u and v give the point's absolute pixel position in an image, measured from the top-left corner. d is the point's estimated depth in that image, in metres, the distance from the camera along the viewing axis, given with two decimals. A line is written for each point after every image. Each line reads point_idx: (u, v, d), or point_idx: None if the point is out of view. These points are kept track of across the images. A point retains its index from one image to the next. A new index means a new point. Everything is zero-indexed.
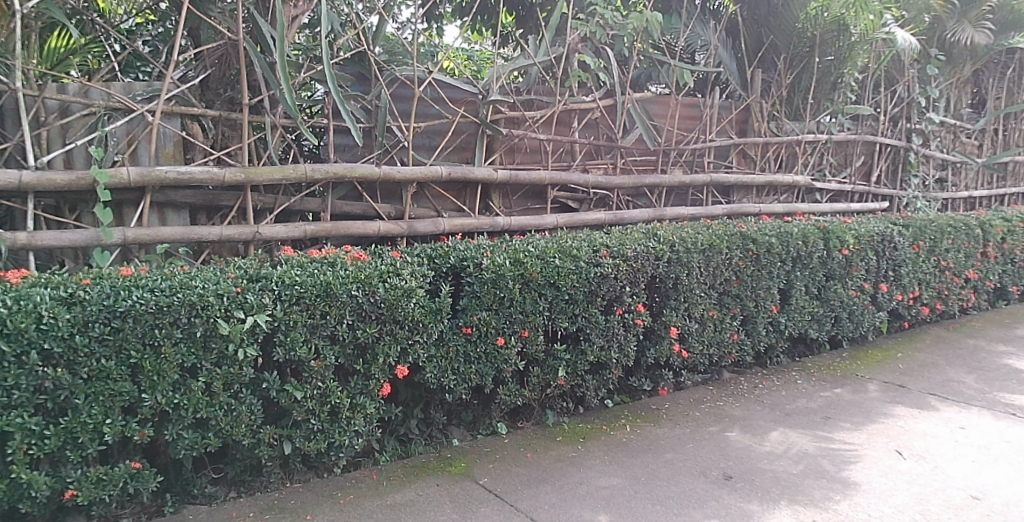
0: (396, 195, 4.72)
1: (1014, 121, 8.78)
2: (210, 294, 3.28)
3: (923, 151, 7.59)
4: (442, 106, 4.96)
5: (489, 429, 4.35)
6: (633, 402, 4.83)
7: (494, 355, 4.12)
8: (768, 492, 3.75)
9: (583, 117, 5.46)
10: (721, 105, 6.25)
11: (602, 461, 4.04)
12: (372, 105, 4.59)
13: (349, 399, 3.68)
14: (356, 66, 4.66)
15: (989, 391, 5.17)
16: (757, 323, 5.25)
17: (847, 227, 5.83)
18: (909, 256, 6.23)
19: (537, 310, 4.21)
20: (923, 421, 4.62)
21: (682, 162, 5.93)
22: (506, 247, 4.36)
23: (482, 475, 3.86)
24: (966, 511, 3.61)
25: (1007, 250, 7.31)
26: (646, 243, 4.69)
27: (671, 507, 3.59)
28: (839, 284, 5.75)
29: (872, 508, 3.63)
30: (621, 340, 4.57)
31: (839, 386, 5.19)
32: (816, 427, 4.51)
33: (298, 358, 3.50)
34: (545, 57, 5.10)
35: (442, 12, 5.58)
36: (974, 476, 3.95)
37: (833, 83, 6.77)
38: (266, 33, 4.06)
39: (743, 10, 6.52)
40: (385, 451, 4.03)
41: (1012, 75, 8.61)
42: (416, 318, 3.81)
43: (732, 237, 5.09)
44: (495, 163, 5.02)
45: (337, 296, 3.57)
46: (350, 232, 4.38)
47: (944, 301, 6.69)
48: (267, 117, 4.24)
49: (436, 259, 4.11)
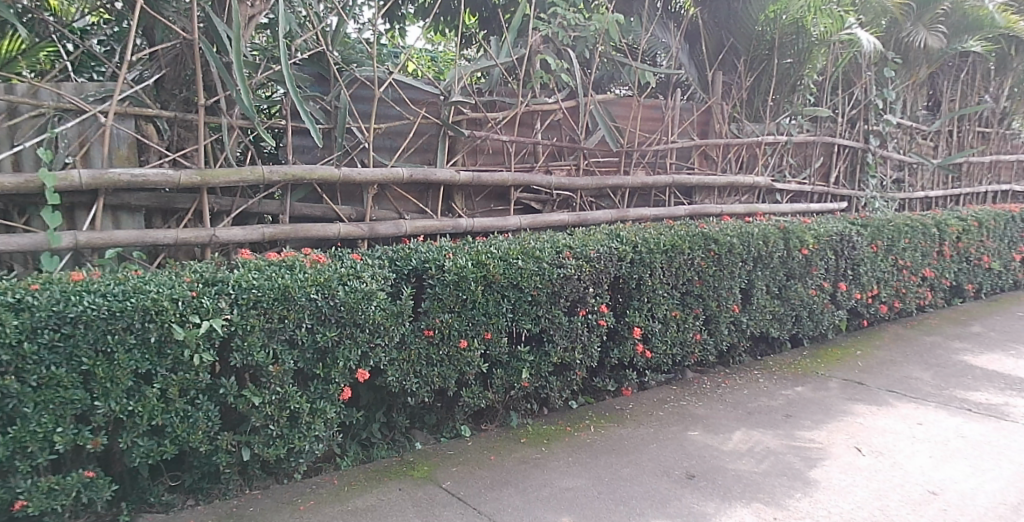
0: (356, 197, 4.67)
1: (968, 122, 8.97)
2: (164, 298, 3.19)
3: (880, 152, 7.72)
4: (403, 107, 4.92)
5: (453, 431, 4.32)
6: (597, 403, 4.84)
7: (456, 358, 4.09)
8: (730, 490, 3.77)
9: (545, 119, 5.46)
10: (683, 107, 6.29)
11: (566, 462, 4.03)
12: (331, 106, 4.56)
13: (309, 404, 3.63)
14: (314, 67, 4.60)
15: (946, 387, 5.27)
16: (719, 322, 5.29)
17: (806, 227, 5.90)
18: (867, 255, 6.32)
19: (501, 312, 4.20)
20: (882, 418, 4.69)
21: (645, 163, 5.95)
22: (469, 248, 4.33)
23: (445, 478, 3.83)
24: (924, 507, 3.66)
25: (962, 249, 7.46)
26: (609, 244, 4.70)
27: (634, 507, 3.60)
28: (799, 283, 5.81)
29: (832, 504, 3.66)
30: (585, 341, 4.57)
31: (801, 384, 5.24)
32: (778, 425, 4.55)
33: (255, 363, 3.43)
34: (507, 58, 5.07)
35: (404, 13, 5.60)
36: (931, 472, 4.02)
37: (793, 86, 6.84)
38: (222, 33, 4.01)
39: (705, 13, 6.53)
40: (347, 455, 3.97)
41: (965, 77, 8.81)
42: (377, 320, 3.76)
43: (694, 237, 5.12)
44: (458, 164, 5.00)
45: (296, 299, 3.51)
46: (310, 234, 4.32)
47: (901, 299, 6.81)
48: (223, 118, 4.16)
49: (397, 261, 4.06)
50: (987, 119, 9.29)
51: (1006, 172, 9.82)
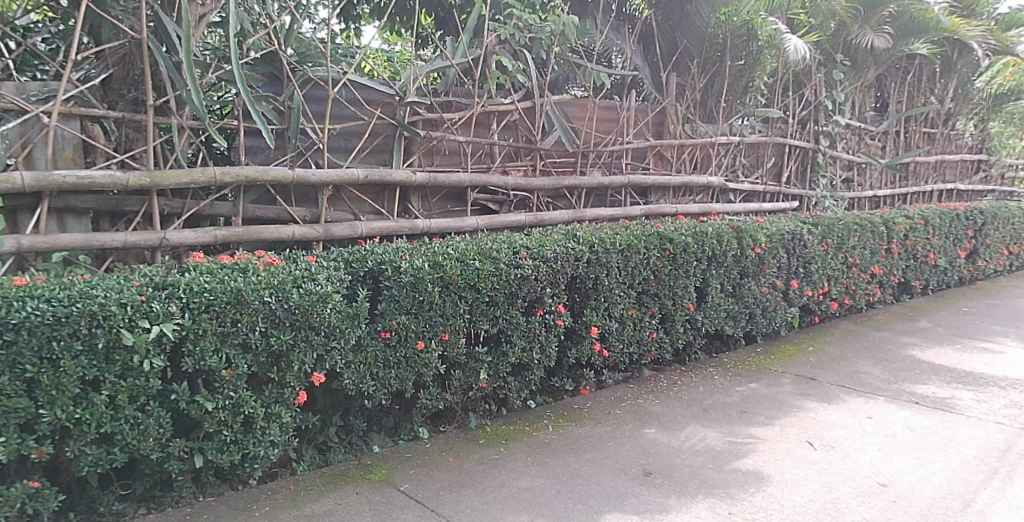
0: (311, 199, 4.62)
1: (914, 123, 9.22)
2: (112, 303, 3.11)
3: (830, 153, 7.88)
4: (358, 108, 4.88)
5: (411, 434, 4.31)
6: (555, 403, 4.85)
7: (413, 360, 4.07)
8: (686, 486, 3.82)
9: (502, 119, 5.46)
10: (638, 108, 6.35)
11: (524, 462, 4.04)
12: (285, 106, 4.50)
13: (263, 408, 3.58)
14: (267, 66, 4.53)
15: (894, 381, 5.40)
16: (675, 321, 5.35)
17: (759, 227, 5.99)
18: (818, 254, 6.45)
19: (458, 313, 4.19)
20: (833, 412, 4.79)
21: (601, 163, 5.99)
22: (425, 249, 4.31)
23: (403, 481, 3.81)
24: (873, 498, 3.75)
25: (909, 247, 7.66)
26: (566, 244, 4.72)
27: (592, 505, 3.61)
28: (752, 282, 5.91)
29: (785, 498, 3.73)
30: (543, 341, 4.59)
31: (754, 381, 5.33)
32: (732, 422, 4.61)
33: (208, 368, 3.37)
34: (463, 59, 5.07)
35: (359, 13, 5.58)
36: (881, 464, 4.12)
37: (745, 87, 6.92)
38: (171, 32, 3.93)
39: (658, 15, 6.65)
40: (303, 460, 3.93)
41: (911, 80, 9.06)
42: (332, 323, 3.72)
43: (649, 237, 5.17)
44: (414, 165, 4.97)
45: (249, 303, 3.45)
46: (264, 236, 4.26)
47: (851, 296, 6.98)
48: (173, 118, 4.07)
49: (353, 263, 4.02)
50: (932, 121, 9.56)
51: (951, 171, 10.11)
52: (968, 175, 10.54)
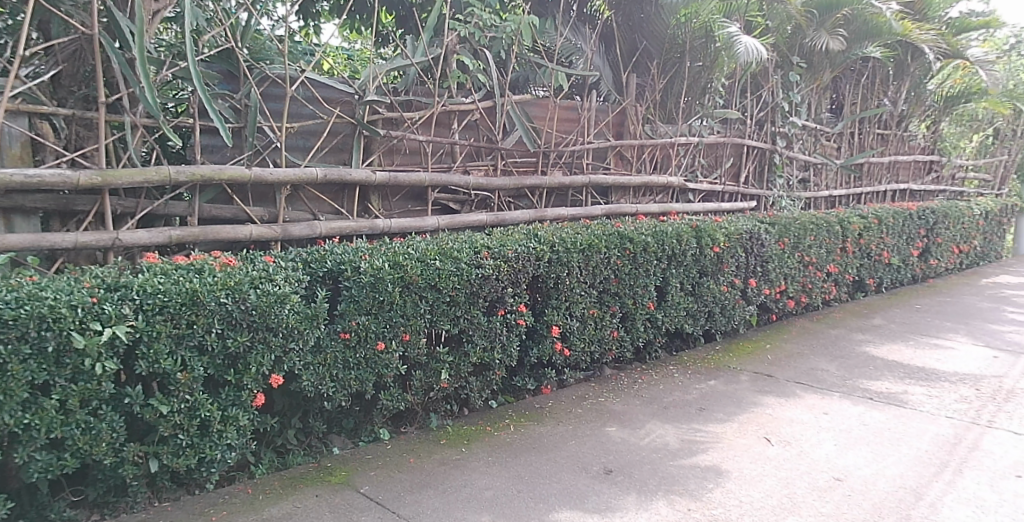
0: (269, 199, 4.56)
1: (868, 125, 9.43)
2: (62, 305, 3.03)
3: (786, 153, 8.02)
4: (316, 106, 4.83)
5: (371, 435, 4.28)
6: (516, 402, 4.86)
7: (373, 361, 4.04)
8: (646, 483, 3.85)
9: (463, 119, 5.44)
10: (598, 108, 6.38)
11: (486, 462, 4.04)
12: (241, 105, 4.44)
13: (221, 411, 3.52)
14: (224, 63, 4.47)
15: (849, 378, 5.52)
16: (635, 319, 5.40)
17: (718, 226, 6.07)
18: (775, 252, 6.56)
19: (419, 313, 4.17)
20: (790, 409, 4.87)
21: (562, 163, 6.01)
22: (386, 249, 4.29)
23: (363, 483, 3.78)
24: (829, 493, 3.82)
25: (864, 246, 7.83)
26: (527, 244, 4.73)
27: (553, 504, 3.63)
28: (711, 280, 5.98)
29: (743, 493, 3.78)
30: (504, 341, 4.60)
31: (713, 378, 5.40)
32: (692, 419, 4.67)
33: (162, 371, 3.30)
34: (423, 57, 5.04)
35: (318, 10, 5.60)
36: (836, 459, 4.20)
37: (704, 88, 7.04)
38: (124, 29, 3.85)
39: (618, 16, 6.69)
40: (261, 463, 3.87)
41: (865, 82, 9.26)
42: (290, 324, 3.67)
43: (610, 237, 5.20)
44: (374, 165, 4.94)
45: (204, 304, 3.40)
46: (220, 236, 4.19)
47: (807, 294, 7.11)
48: (126, 116, 3.99)
49: (312, 263, 3.98)
50: (885, 122, 9.80)
51: (904, 172, 10.34)
52: (921, 175, 10.80)
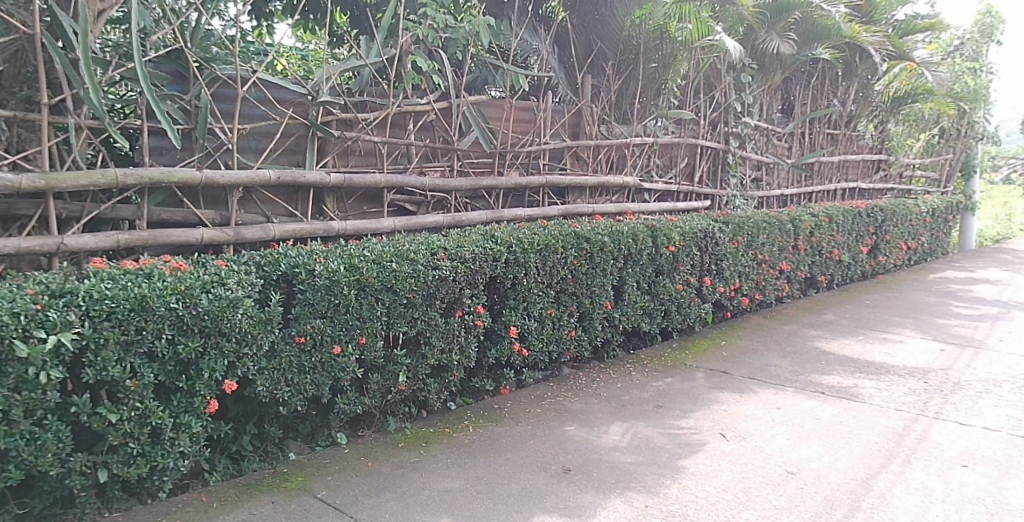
0: (221, 201, 4.49)
1: (818, 125, 9.64)
2: (3, 313, 2.94)
3: (739, 153, 8.15)
4: (268, 107, 4.76)
5: (329, 440, 4.24)
6: (475, 403, 4.87)
7: (330, 364, 4.00)
8: (604, 481, 3.88)
9: (418, 120, 5.41)
10: (554, 109, 6.41)
11: (444, 464, 4.03)
12: (191, 106, 4.36)
13: (172, 419, 3.45)
14: (172, 64, 4.38)
15: (802, 373, 5.63)
16: (593, 318, 5.44)
17: (673, 225, 6.14)
18: (729, 251, 6.66)
19: (375, 316, 4.14)
20: (744, 404, 4.95)
21: (518, 164, 6.03)
22: (341, 252, 4.24)
23: (320, 488, 3.74)
24: (783, 486, 3.89)
25: (815, 243, 8.00)
26: (483, 244, 4.73)
27: (512, 504, 3.63)
28: (667, 279, 6.05)
29: (699, 489, 3.84)
30: (462, 342, 4.60)
31: (670, 376, 5.46)
32: (649, 417, 4.72)
33: (111, 378, 3.21)
34: (377, 58, 5.00)
35: (272, 10, 5.58)
36: (789, 452, 4.28)
37: (657, 90, 7.12)
38: (67, 28, 3.77)
39: (573, 17, 6.75)
40: (215, 471, 3.81)
41: (815, 83, 9.47)
42: (243, 329, 3.61)
43: (567, 237, 5.23)
44: (328, 167, 4.89)
45: (154, 309, 3.32)
46: (170, 240, 4.11)
47: (761, 291, 7.23)
48: (70, 118, 3.88)
49: (266, 267, 3.92)
50: (835, 122, 10.03)
51: (854, 171, 10.59)
52: (870, 173, 11.05)
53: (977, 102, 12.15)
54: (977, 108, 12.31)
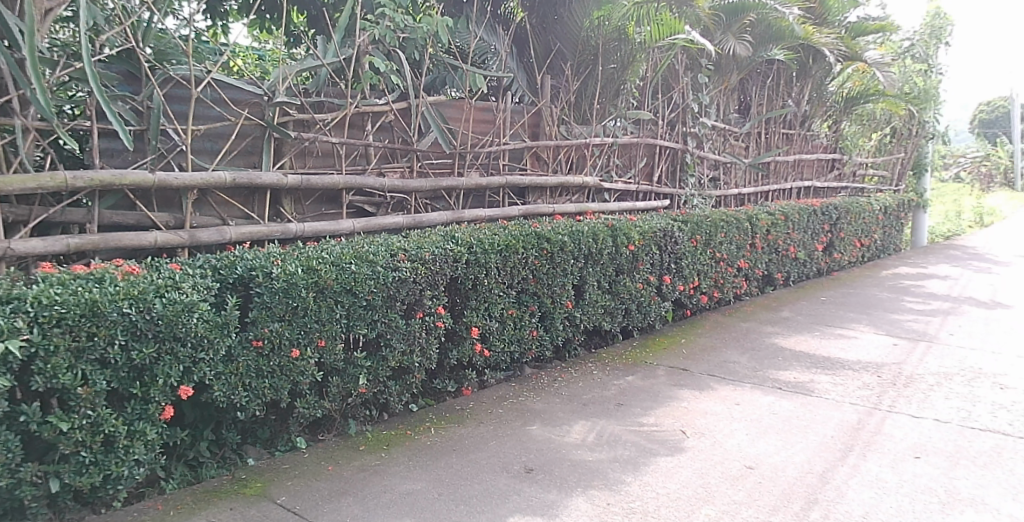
0: (175, 204, 4.41)
1: (774, 125, 9.81)
2: None
3: (697, 153, 8.26)
4: (223, 108, 4.69)
5: (288, 444, 4.19)
6: (437, 404, 4.86)
7: (288, 368, 3.95)
8: (566, 480, 3.90)
9: (376, 121, 5.38)
10: (514, 109, 6.43)
11: (406, 467, 4.01)
12: (143, 106, 4.27)
13: (126, 426, 3.37)
14: (124, 63, 4.29)
15: (759, 369, 5.73)
16: (554, 318, 5.47)
17: (633, 225, 6.20)
18: (688, 249, 6.74)
19: (334, 318, 4.10)
20: (704, 401, 5.02)
21: (478, 165, 6.02)
22: (299, 254, 4.19)
23: (280, 493, 3.70)
24: (742, 481, 3.95)
25: (772, 241, 8.15)
26: (444, 245, 4.72)
27: (474, 505, 3.63)
28: (627, 278, 6.11)
29: (660, 485, 3.88)
30: (423, 344, 4.59)
31: (630, 374, 5.51)
32: (611, 415, 4.75)
33: (61, 386, 3.13)
34: (334, 58, 4.96)
35: (227, 9, 5.52)
36: (748, 448, 4.35)
37: (616, 91, 7.19)
38: (13, 27, 3.66)
39: (531, 17, 6.79)
40: (172, 478, 3.74)
41: (770, 84, 9.64)
42: (199, 334, 3.54)
43: (528, 237, 5.25)
44: (285, 168, 4.84)
45: (106, 315, 3.23)
46: (122, 244, 4.03)
47: (720, 289, 7.34)
48: (16, 119, 3.77)
49: (221, 270, 3.86)
50: (791, 122, 10.22)
51: (809, 170, 10.80)
52: (825, 172, 11.28)
53: (926, 102, 12.48)
54: (927, 108, 12.64)
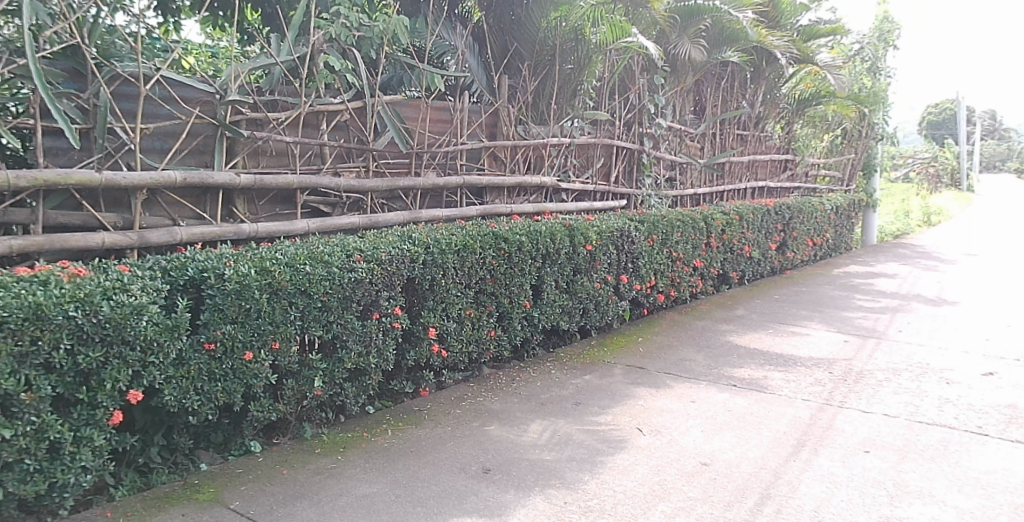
0: (123, 204, 4.31)
1: (728, 126, 9.97)
2: None
3: (653, 153, 8.35)
4: (173, 106, 4.60)
5: (242, 448, 4.13)
6: (394, 406, 4.84)
7: (241, 371, 3.88)
8: (524, 480, 3.91)
9: (332, 120, 5.33)
10: (472, 109, 6.43)
11: (363, 469, 3.97)
12: (90, 104, 4.16)
13: (72, 432, 3.28)
14: (68, 60, 4.18)
15: (714, 366, 5.81)
16: (512, 318, 5.48)
17: (590, 224, 6.24)
18: (645, 249, 6.82)
19: (289, 320, 4.04)
20: (660, 399, 5.08)
21: (435, 164, 6.00)
22: (252, 255, 4.13)
23: (233, 498, 3.64)
24: (697, 477, 4.00)
25: (727, 241, 8.28)
26: (400, 245, 4.70)
27: (432, 507, 3.61)
28: (585, 277, 6.15)
29: (617, 483, 3.91)
30: (379, 345, 4.56)
31: (588, 373, 5.55)
32: (568, 414, 4.78)
33: (3, 392, 3.02)
34: (288, 57, 4.90)
35: (179, 6, 5.41)
36: (703, 444, 4.41)
37: (573, 91, 7.23)
38: None
39: (489, 17, 6.82)
40: (121, 485, 3.65)
41: (725, 86, 9.80)
42: (148, 337, 3.46)
43: (485, 237, 5.24)
44: (238, 167, 4.77)
45: (50, 318, 3.13)
46: (68, 245, 3.92)
47: (676, 287, 7.43)
48: None
49: (171, 272, 3.78)
50: (745, 123, 10.40)
51: (762, 170, 10.99)
52: (779, 173, 11.49)
53: (875, 104, 12.80)
54: (876, 110, 12.97)
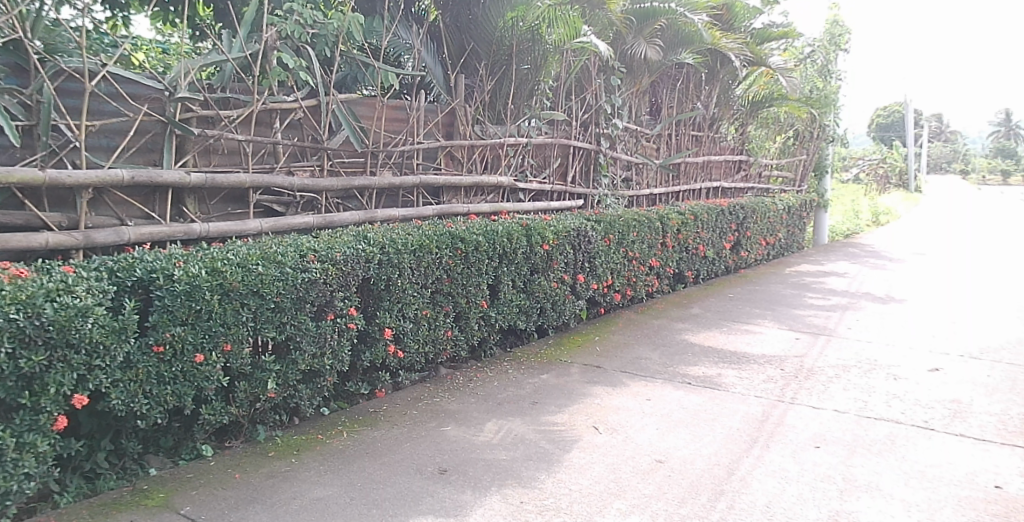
0: (68, 203, 4.19)
1: (683, 126, 10.10)
2: None
3: (609, 153, 8.42)
4: (121, 103, 4.49)
5: (193, 452, 4.06)
6: (349, 407, 4.81)
7: (192, 374, 3.81)
8: (480, 480, 3.91)
9: (285, 118, 5.26)
10: (427, 109, 6.39)
11: (317, 472, 3.93)
12: (32, 101, 4.04)
13: (14, 439, 3.17)
14: (10, 55, 4.05)
15: (670, 365, 5.89)
16: (469, 318, 5.48)
17: (547, 224, 6.27)
18: (601, 248, 6.88)
19: (241, 321, 3.97)
20: (616, 397, 5.12)
21: (391, 164, 5.96)
22: (202, 256, 4.05)
23: (184, 504, 3.57)
24: (652, 475, 4.05)
25: (682, 240, 8.39)
26: (355, 246, 4.66)
27: (387, 508, 3.59)
28: (542, 277, 6.18)
29: (573, 482, 3.93)
30: (334, 346, 4.52)
31: (546, 372, 5.58)
32: (525, 413, 4.79)
33: None
34: (240, 54, 4.83)
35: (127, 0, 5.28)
36: (658, 442, 4.47)
37: (530, 91, 7.24)
38: None
39: (445, 17, 6.83)
40: (65, 492, 3.55)
41: (680, 87, 9.93)
42: (95, 340, 3.36)
43: (441, 237, 5.23)
44: (188, 166, 4.68)
45: None
46: (10, 245, 3.79)
47: (632, 287, 7.51)
48: None
49: (119, 273, 3.69)
50: (700, 124, 10.55)
51: (717, 171, 11.16)
52: (733, 173, 11.68)
53: (825, 106, 13.09)
54: (826, 112, 13.28)
